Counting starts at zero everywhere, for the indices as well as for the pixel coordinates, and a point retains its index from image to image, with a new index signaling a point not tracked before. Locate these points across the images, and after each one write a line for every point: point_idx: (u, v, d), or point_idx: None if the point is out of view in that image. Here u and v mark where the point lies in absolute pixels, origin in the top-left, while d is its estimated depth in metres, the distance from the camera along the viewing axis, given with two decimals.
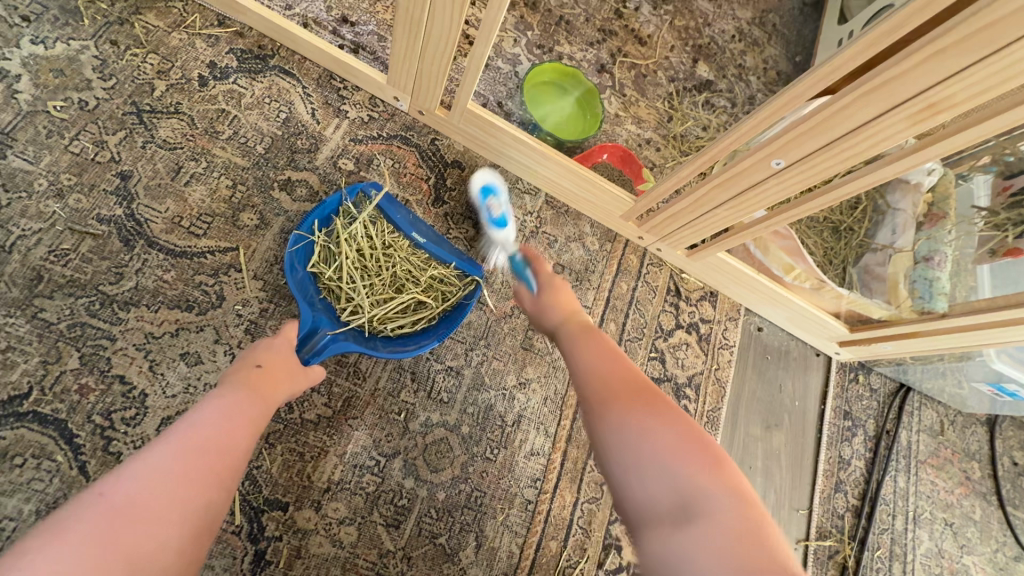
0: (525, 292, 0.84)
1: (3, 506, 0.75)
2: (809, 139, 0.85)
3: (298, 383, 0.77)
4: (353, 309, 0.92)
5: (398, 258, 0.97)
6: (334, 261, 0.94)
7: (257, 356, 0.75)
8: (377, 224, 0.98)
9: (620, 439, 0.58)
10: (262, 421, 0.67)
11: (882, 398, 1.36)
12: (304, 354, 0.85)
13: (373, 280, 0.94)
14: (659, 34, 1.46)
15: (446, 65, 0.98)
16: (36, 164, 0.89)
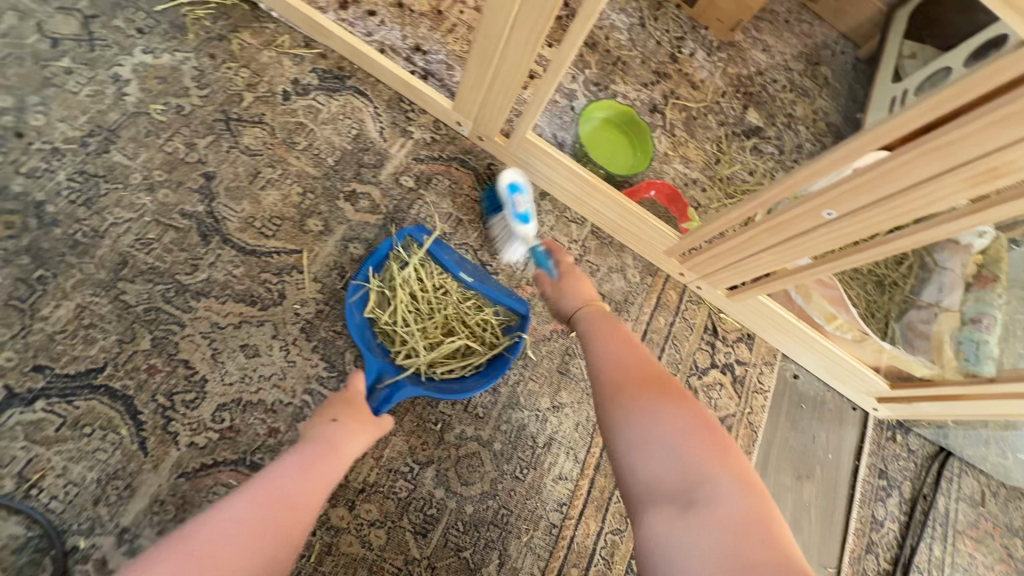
0: (546, 277, 0.97)
1: (69, 472, 0.80)
2: (864, 193, 0.87)
3: (360, 436, 0.79)
4: (409, 352, 0.96)
5: (450, 299, 1.01)
6: (389, 305, 0.98)
7: (327, 409, 0.80)
8: (428, 266, 1.03)
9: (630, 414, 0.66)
10: (329, 478, 0.71)
11: (920, 460, 1.31)
12: (371, 403, 0.89)
13: (426, 324, 0.98)
14: (711, 80, 1.51)
15: (512, 95, 1.04)
16: (133, 160, 0.97)
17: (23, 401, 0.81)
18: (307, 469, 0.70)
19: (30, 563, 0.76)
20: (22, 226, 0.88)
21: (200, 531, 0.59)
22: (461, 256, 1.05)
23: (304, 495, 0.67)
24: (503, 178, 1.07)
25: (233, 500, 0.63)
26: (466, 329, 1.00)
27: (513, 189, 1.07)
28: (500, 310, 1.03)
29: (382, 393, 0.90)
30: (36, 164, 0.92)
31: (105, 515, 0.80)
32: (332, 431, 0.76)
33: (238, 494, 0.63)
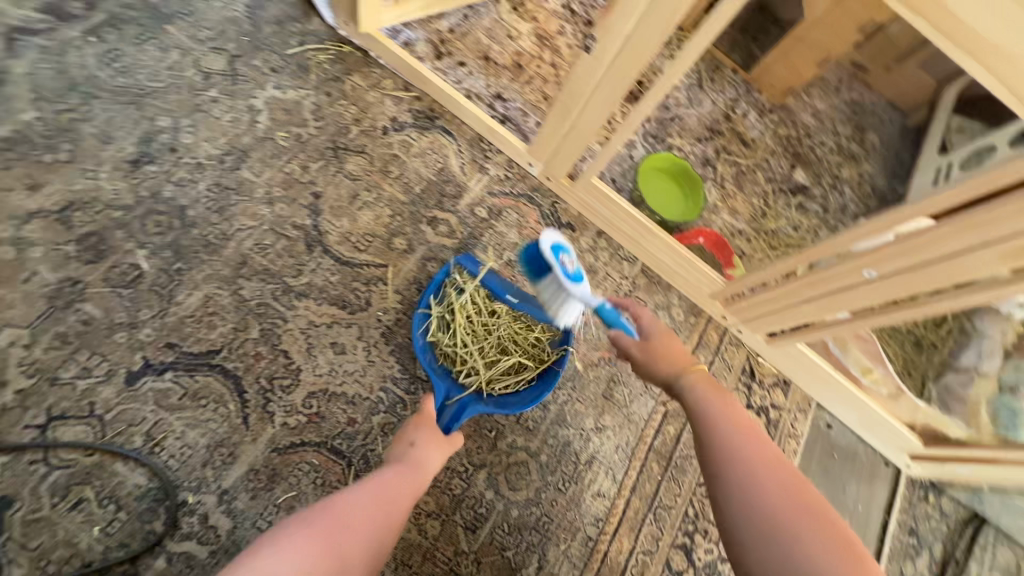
0: (623, 336, 0.91)
1: (186, 435, 0.94)
2: (904, 257, 0.97)
3: (442, 454, 0.93)
4: (470, 371, 1.05)
5: (503, 320, 1.10)
6: (448, 329, 1.07)
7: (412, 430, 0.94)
8: (480, 290, 1.11)
9: (769, 537, 0.67)
10: (417, 490, 0.86)
11: (951, 523, 1.33)
12: (443, 423, 1.00)
13: (482, 345, 1.07)
14: (762, 139, 1.64)
15: (584, 142, 1.21)
16: (258, 177, 1.14)
17: (156, 371, 0.96)
18: (403, 480, 0.85)
19: (148, 510, 0.89)
20: (168, 225, 1.06)
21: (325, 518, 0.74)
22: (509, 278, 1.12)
23: (399, 502, 0.82)
24: (544, 238, 0.91)
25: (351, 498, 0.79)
26: (519, 347, 1.09)
27: (555, 251, 0.92)
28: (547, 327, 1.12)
29: (451, 411, 1.00)
30: (183, 175, 1.10)
31: (211, 476, 0.94)
32: (415, 452, 0.90)
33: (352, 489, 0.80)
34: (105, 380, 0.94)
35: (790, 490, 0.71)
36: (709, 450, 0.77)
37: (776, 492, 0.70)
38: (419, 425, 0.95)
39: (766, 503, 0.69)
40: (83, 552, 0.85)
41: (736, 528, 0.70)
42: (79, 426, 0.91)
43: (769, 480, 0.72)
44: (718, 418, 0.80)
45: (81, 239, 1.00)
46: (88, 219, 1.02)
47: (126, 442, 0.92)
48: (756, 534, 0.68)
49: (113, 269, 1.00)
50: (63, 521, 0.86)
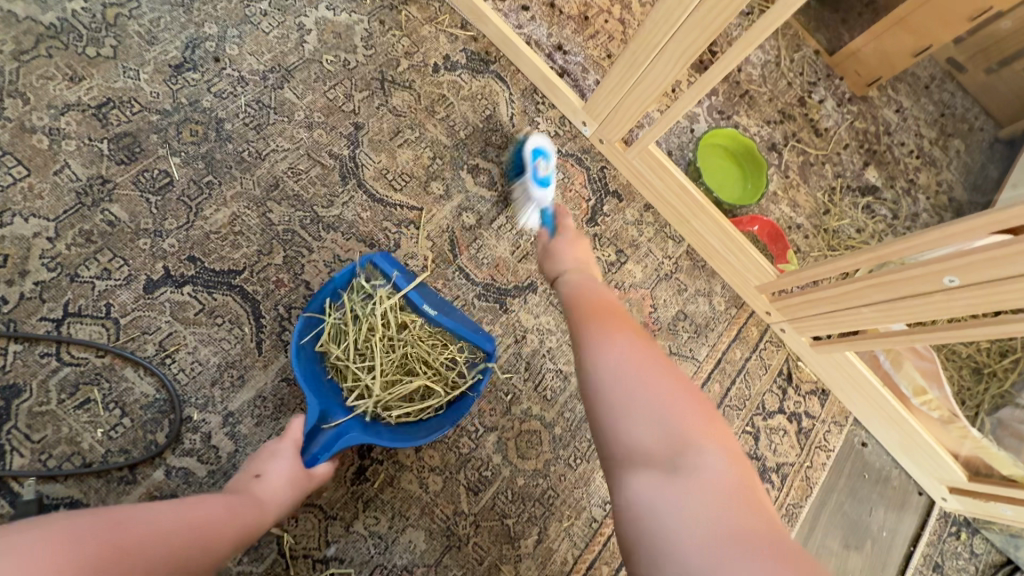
0: (545, 235, 0.97)
1: (197, 352, 0.92)
2: (987, 268, 0.85)
3: (295, 493, 0.80)
4: (362, 392, 0.90)
5: (412, 333, 0.93)
6: (343, 341, 0.92)
7: (263, 458, 0.82)
8: (390, 295, 0.94)
9: (620, 381, 0.60)
10: (250, 528, 0.73)
11: (981, 565, 1.23)
12: (305, 457, 0.83)
13: (381, 362, 0.91)
14: (837, 130, 1.48)
15: (643, 107, 1.12)
16: (300, 100, 1.09)
17: (175, 282, 0.94)
18: (238, 512, 0.73)
19: (152, 420, 0.87)
20: (203, 135, 1.02)
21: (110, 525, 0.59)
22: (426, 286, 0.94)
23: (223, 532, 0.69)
24: (527, 144, 1.08)
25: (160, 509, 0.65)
26: (427, 368, 0.93)
27: (536, 154, 1.08)
28: (464, 346, 0.95)
29: (324, 438, 0.83)
30: (224, 87, 1.05)
31: (217, 396, 0.91)
32: (264, 484, 0.78)
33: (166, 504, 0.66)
34: (124, 285, 0.91)
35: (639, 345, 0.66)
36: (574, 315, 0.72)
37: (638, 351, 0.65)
38: (286, 450, 0.82)
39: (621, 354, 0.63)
40: (84, 452, 0.84)
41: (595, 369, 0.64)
42: (93, 326, 0.89)
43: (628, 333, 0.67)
44: (590, 297, 0.77)
45: (116, 138, 0.97)
46: (125, 118, 0.99)
47: (138, 349, 0.90)
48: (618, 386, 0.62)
49: (144, 173, 0.97)
50: (69, 418, 0.85)
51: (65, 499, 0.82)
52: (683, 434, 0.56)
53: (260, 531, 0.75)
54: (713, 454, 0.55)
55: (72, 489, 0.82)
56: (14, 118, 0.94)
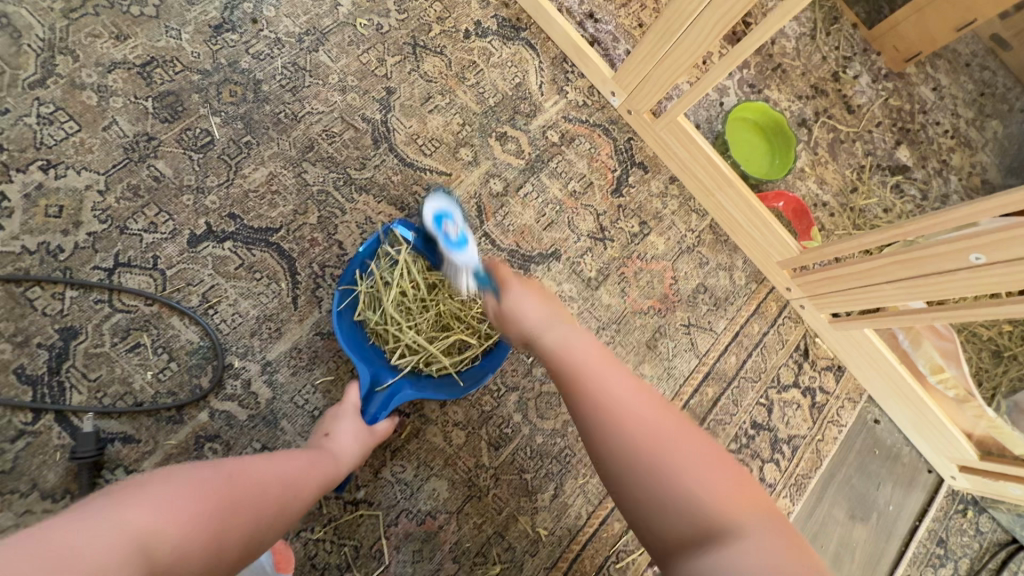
0: (490, 299, 0.82)
1: (237, 304, 0.97)
2: (985, 252, 0.89)
3: (362, 447, 0.86)
4: (404, 351, 0.94)
5: (443, 292, 0.97)
6: (379, 306, 0.95)
7: (330, 418, 0.88)
8: (415, 259, 0.98)
9: (642, 468, 0.60)
10: (330, 478, 0.79)
11: (985, 543, 1.26)
12: (366, 417, 0.89)
13: (417, 322, 0.95)
14: (870, 107, 1.45)
15: (673, 77, 1.11)
16: (334, 63, 1.11)
17: (216, 238, 0.98)
18: (315, 467, 0.77)
19: (197, 365, 0.93)
20: (242, 96, 1.05)
21: (207, 485, 0.62)
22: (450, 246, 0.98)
23: (304, 488, 0.73)
24: (425, 211, 0.90)
25: (252, 464, 0.70)
26: (461, 322, 0.97)
27: (439, 218, 0.90)
28: None
29: (380, 399, 0.89)
30: (261, 48, 1.08)
31: (256, 346, 0.96)
32: (333, 441, 0.84)
33: (256, 458, 0.71)
34: (170, 238, 0.96)
35: (651, 410, 0.65)
36: (575, 376, 0.69)
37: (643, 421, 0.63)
38: (349, 414, 0.87)
39: (633, 435, 0.62)
40: (136, 392, 0.90)
41: (609, 456, 0.62)
42: (142, 276, 0.94)
43: (626, 387, 0.67)
44: (584, 363, 0.70)
45: (160, 97, 1.01)
46: (168, 77, 1.02)
47: (183, 299, 0.95)
48: (635, 464, 0.60)
49: (187, 131, 1.01)
50: (121, 360, 0.91)
51: (119, 434, 0.88)
52: (720, 509, 0.56)
53: (336, 483, 0.81)
54: (755, 521, 0.56)
55: (125, 425, 0.89)
56: (65, 75, 0.98)
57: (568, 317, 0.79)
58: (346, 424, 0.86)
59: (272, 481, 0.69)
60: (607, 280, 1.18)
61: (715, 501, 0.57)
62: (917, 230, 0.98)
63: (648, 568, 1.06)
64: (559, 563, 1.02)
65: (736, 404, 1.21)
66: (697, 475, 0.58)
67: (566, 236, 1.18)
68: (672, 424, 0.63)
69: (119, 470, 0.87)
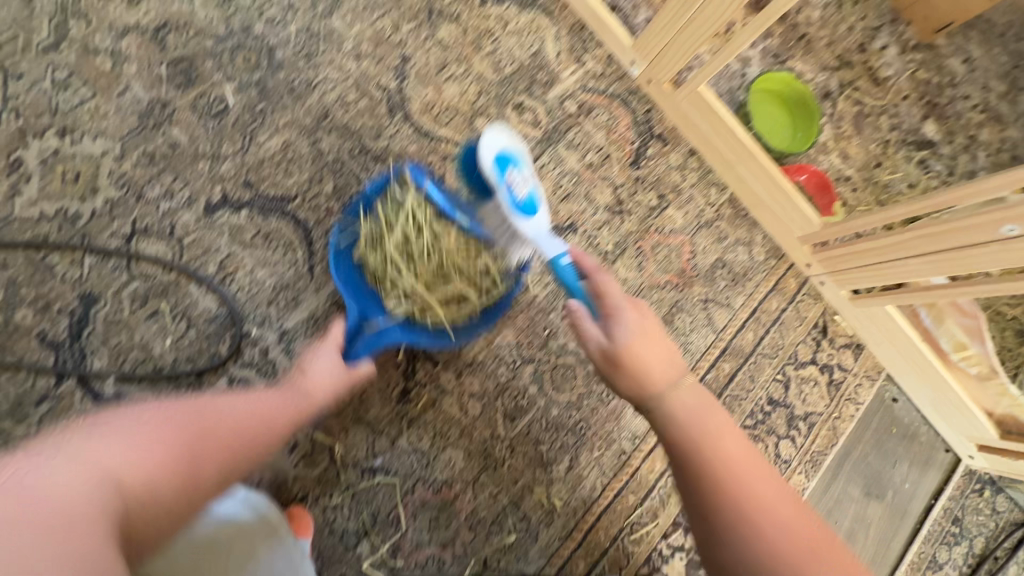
0: (588, 322, 0.80)
1: (254, 273, 0.96)
2: (1005, 226, 0.88)
3: (341, 386, 0.84)
4: (400, 297, 0.90)
5: (447, 240, 0.91)
6: (378, 246, 0.91)
7: (309, 352, 0.86)
8: (422, 205, 0.92)
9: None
10: (307, 412, 0.79)
11: (1001, 522, 1.25)
12: (347, 356, 0.87)
13: (417, 268, 0.90)
14: (897, 80, 1.40)
15: (696, 45, 1.08)
16: (348, 29, 1.08)
17: (232, 206, 0.97)
18: (289, 403, 0.77)
19: (214, 333, 0.93)
20: (256, 63, 1.03)
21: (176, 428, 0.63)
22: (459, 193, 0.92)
23: (276, 423, 0.73)
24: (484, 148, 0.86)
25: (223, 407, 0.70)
26: (463, 274, 0.92)
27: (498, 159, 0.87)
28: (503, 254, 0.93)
29: (367, 338, 0.87)
30: (275, 14, 1.06)
31: (273, 315, 0.96)
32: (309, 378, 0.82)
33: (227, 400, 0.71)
34: (186, 206, 0.96)
35: (788, 515, 0.65)
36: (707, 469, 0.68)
37: (760, 488, 0.67)
38: (328, 348, 0.86)
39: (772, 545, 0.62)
40: (155, 358, 0.91)
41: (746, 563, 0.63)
42: (159, 243, 0.94)
43: (761, 489, 0.66)
44: (717, 451, 0.69)
45: (173, 63, 0.99)
46: (181, 43, 1.00)
47: (200, 268, 0.95)
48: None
49: (201, 98, 0.99)
50: (140, 327, 0.91)
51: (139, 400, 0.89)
52: None
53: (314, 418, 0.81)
54: None
55: (145, 391, 0.90)
56: (78, 40, 0.96)
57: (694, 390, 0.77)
58: (323, 358, 0.84)
59: (243, 420, 0.70)
60: (624, 254, 1.17)
61: None
62: (936, 205, 0.98)
63: (662, 540, 1.06)
64: (574, 533, 1.02)
65: (752, 380, 1.20)
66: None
67: (583, 209, 1.16)
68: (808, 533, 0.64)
69: None
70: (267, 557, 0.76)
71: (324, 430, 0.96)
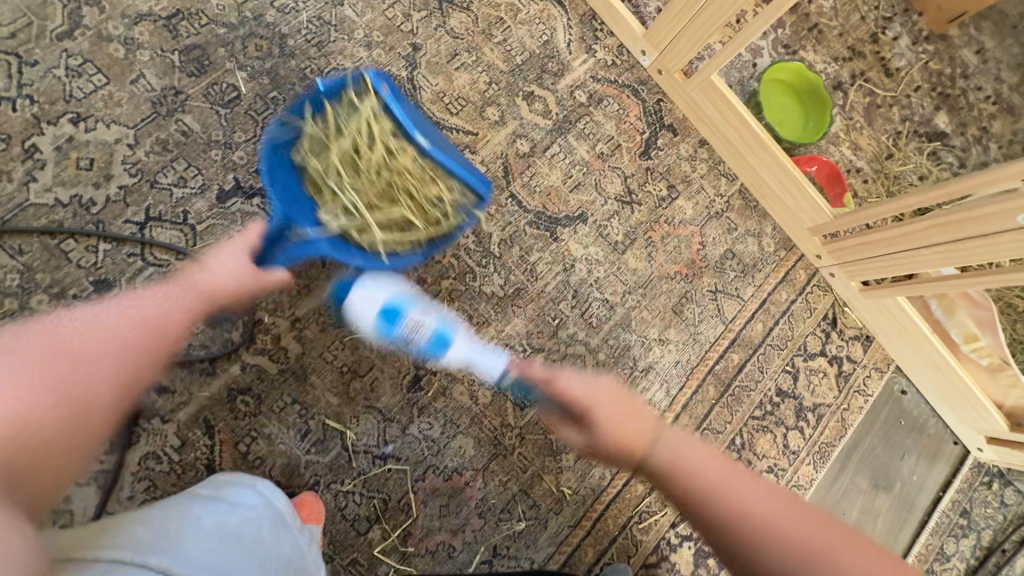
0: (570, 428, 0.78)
1: None
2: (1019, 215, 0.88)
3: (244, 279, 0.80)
4: (336, 209, 0.85)
5: (399, 160, 0.88)
6: (323, 151, 0.87)
7: (214, 249, 0.82)
8: (382, 118, 0.89)
9: None
10: (200, 305, 0.76)
11: (1009, 515, 1.25)
12: (266, 262, 0.82)
13: (362, 183, 0.87)
14: (909, 71, 1.39)
15: (707, 34, 1.07)
16: (359, 18, 1.08)
17: (245, 194, 0.98)
18: (175, 300, 0.74)
19: (228, 320, 0.94)
20: (268, 51, 1.03)
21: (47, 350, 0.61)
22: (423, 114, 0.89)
23: (165, 324, 0.71)
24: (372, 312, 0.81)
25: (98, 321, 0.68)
26: (412, 200, 0.87)
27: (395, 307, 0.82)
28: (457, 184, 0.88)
29: (289, 246, 0.82)
30: (286, 2, 1.06)
31: (286, 302, 0.97)
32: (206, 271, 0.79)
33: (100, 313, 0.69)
34: (199, 193, 0.96)
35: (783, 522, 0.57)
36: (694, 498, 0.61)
37: (770, 517, 0.57)
38: (235, 247, 0.81)
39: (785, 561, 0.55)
40: None
41: None
42: (173, 230, 0.94)
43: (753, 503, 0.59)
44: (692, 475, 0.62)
45: (186, 50, 1.00)
46: (193, 30, 1.01)
47: None
48: None
49: (213, 86, 1.00)
50: None
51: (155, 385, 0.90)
52: None
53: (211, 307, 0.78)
54: None
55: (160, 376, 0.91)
56: (92, 27, 0.97)
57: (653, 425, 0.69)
58: (228, 256, 0.80)
59: (122, 328, 0.68)
60: (634, 245, 1.17)
61: None
62: (948, 194, 0.97)
63: (670, 530, 1.07)
64: (583, 522, 1.03)
65: (762, 371, 1.20)
66: None
67: (594, 199, 1.16)
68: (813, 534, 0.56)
69: (156, 419, 0.90)
70: (271, 542, 0.67)
71: (336, 417, 0.96)
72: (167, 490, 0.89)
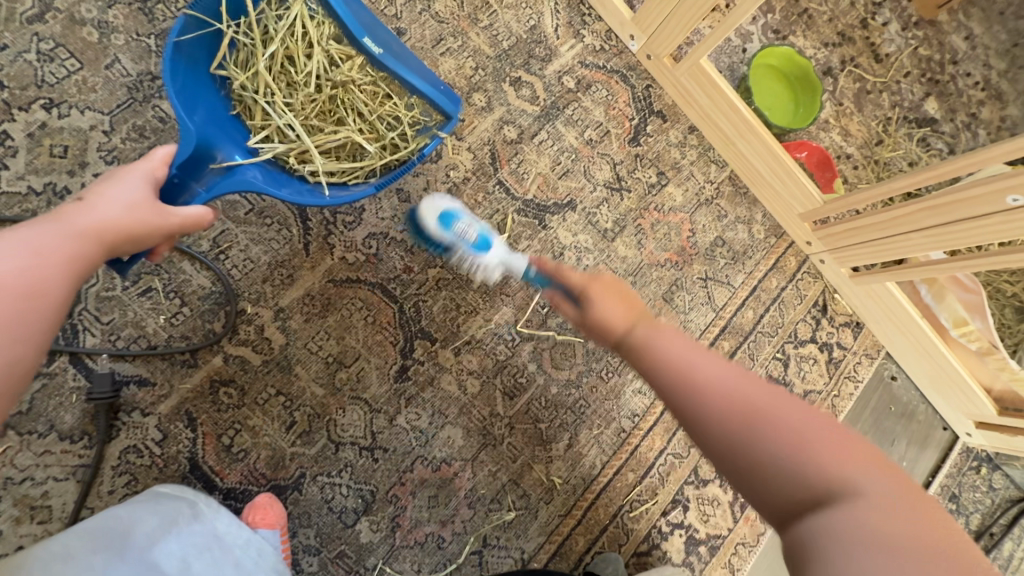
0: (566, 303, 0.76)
1: (249, 250, 0.95)
2: (1009, 195, 0.87)
3: (142, 219, 0.67)
4: (271, 134, 0.85)
5: (343, 72, 0.87)
6: (252, 68, 0.84)
7: (104, 179, 0.69)
8: (316, 21, 0.86)
9: (754, 437, 0.55)
10: (92, 251, 0.64)
11: (997, 499, 1.26)
12: (190, 198, 0.76)
13: (300, 104, 0.86)
14: (898, 56, 1.38)
15: (693, 19, 1.05)
16: None
17: None
18: (48, 249, 0.61)
19: (209, 311, 0.92)
20: None
21: None
22: (371, 18, 0.85)
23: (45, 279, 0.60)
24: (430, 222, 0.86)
25: None
26: (360, 119, 0.88)
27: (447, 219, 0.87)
28: (413, 100, 0.89)
29: (211, 178, 0.77)
30: None
31: (269, 292, 0.95)
32: (93, 209, 0.66)
33: None
34: None
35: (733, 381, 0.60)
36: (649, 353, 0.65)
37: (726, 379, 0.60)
38: (134, 178, 0.69)
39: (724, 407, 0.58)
40: (149, 335, 0.90)
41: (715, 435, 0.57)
42: None
43: (711, 369, 0.61)
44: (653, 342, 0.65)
45: (162, 34, 0.97)
46: (170, 14, 0.98)
47: (193, 244, 0.93)
48: (747, 445, 0.55)
49: None
50: (134, 304, 0.90)
51: (134, 377, 0.88)
52: (833, 476, 0.52)
53: (113, 250, 0.66)
54: (869, 480, 0.52)
55: (140, 368, 0.89)
56: (63, 10, 0.94)
57: (637, 308, 0.70)
58: (123, 191, 0.67)
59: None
60: (623, 232, 1.16)
61: (824, 469, 0.52)
62: (936, 176, 0.97)
63: (661, 518, 1.06)
64: (573, 511, 1.02)
65: (752, 358, 1.19)
66: (798, 437, 0.54)
67: (582, 185, 1.14)
68: (764, 393, 0.58)
69: (136, 412, 0.88)
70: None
71: (322, 408, 0.95)
72: (149, 484, 0.87)
